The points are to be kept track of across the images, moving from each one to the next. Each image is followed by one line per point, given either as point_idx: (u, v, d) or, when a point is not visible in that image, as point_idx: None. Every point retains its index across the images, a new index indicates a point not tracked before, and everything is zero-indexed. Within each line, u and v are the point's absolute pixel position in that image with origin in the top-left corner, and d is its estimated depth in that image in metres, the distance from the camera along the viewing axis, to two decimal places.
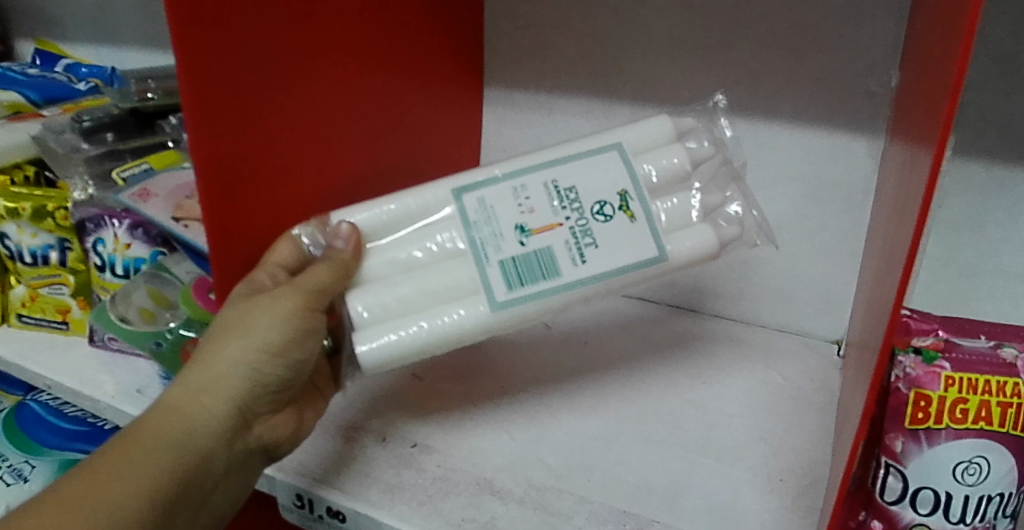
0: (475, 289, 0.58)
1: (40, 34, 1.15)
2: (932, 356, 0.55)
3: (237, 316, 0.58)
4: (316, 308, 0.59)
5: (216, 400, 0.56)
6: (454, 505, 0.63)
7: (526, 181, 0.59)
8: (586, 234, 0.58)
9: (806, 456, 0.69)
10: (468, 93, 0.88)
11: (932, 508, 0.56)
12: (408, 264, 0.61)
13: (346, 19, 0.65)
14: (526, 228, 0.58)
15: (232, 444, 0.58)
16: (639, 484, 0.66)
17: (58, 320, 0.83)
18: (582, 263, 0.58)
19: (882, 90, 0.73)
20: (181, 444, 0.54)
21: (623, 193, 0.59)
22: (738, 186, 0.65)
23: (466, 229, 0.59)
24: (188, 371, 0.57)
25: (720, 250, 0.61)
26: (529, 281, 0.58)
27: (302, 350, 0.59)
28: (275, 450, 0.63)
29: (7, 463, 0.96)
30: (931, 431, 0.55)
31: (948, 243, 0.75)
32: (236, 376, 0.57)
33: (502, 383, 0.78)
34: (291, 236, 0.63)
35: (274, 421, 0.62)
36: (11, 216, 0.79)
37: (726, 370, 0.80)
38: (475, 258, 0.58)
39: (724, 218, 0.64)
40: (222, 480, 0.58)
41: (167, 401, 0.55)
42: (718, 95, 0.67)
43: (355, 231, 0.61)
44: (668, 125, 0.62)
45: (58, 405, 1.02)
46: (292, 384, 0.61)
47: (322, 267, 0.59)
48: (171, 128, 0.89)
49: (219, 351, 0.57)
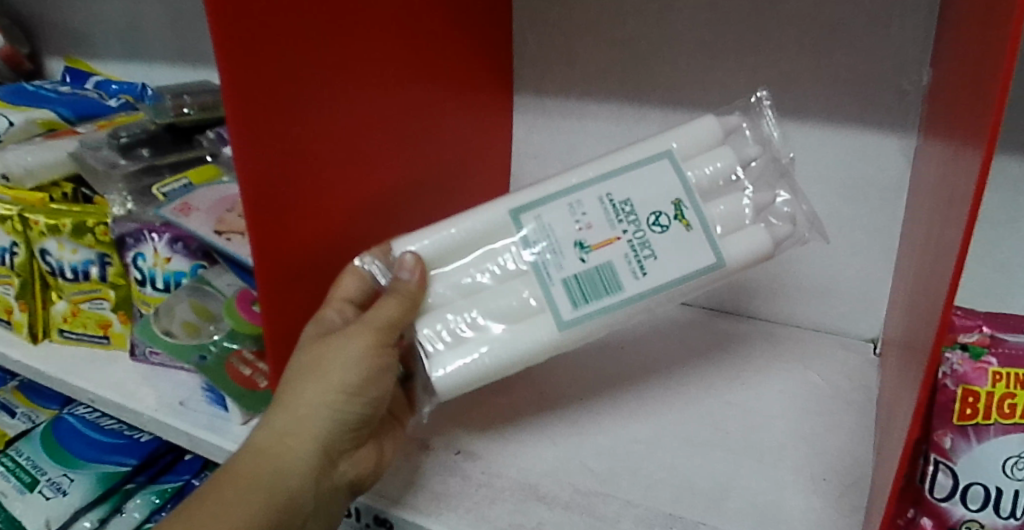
0: (541, 309, 0.60)
1: (70, 52, 1.17)
2: (978, 352, 0.56)
3: (314, 357, 0.60)
4: (387, 342, 0.60)
5: (301, 442, 0.58)
6: (500, 511, 0.64)
7: (582, 196, 0.60)
8: (645, 246, 0.59)
9: (849, 455, 0.69)
10: (498, 101, 0.89)
11: (983, 503, 0.57)
12: (475, 288, 0.62)
13: (377, 32, 0.66)
14: (586, 244, 0.60)
15: (320, 483, 0.60)
16: (684, 485, 0.66)
17: (99, 335, 0.85)
18: (643, 276, 0.59)
19: (915, 88, 0.73)
20: (270, 486, 0.57)
21: (677, 202, 0.59)
22: (787, 183, 0.65)
23: (527, 250, 0.60)
24: (274, 414, 0.59)
25: (775, 250, 0.61)
26: (594, 297, 0.59)
27: (378, 386, 0.61)
28: (361, 486, 0.64)
29: (45, 477, 0.97)
30: (979, 427, 0.55)
31: (984, 238, 0.75)
32: (318, 416, 0.59)
33: (542, 390, 0.78)
34: (355, 269, 0.64)
35: (358, 456, 0.64)
36: (52, 233, 0.81)
37: (763, 370, 0.80)
38: (538, 278, 0.60)
39: (775, 215, 0.64)
40: (313, 516, 0.61)
41: (256, 444, 0.58)
42: (761, 91, 0.68)
43: (419, 261, 0.61)
44: (715, 125, 0.62)
45: (95, 419, 1.04)
46: (371, 419, 0.63)
47: (390, 301, 0.60)
48: (208, 143, 0.89)
49: (299, 393, 0.59)
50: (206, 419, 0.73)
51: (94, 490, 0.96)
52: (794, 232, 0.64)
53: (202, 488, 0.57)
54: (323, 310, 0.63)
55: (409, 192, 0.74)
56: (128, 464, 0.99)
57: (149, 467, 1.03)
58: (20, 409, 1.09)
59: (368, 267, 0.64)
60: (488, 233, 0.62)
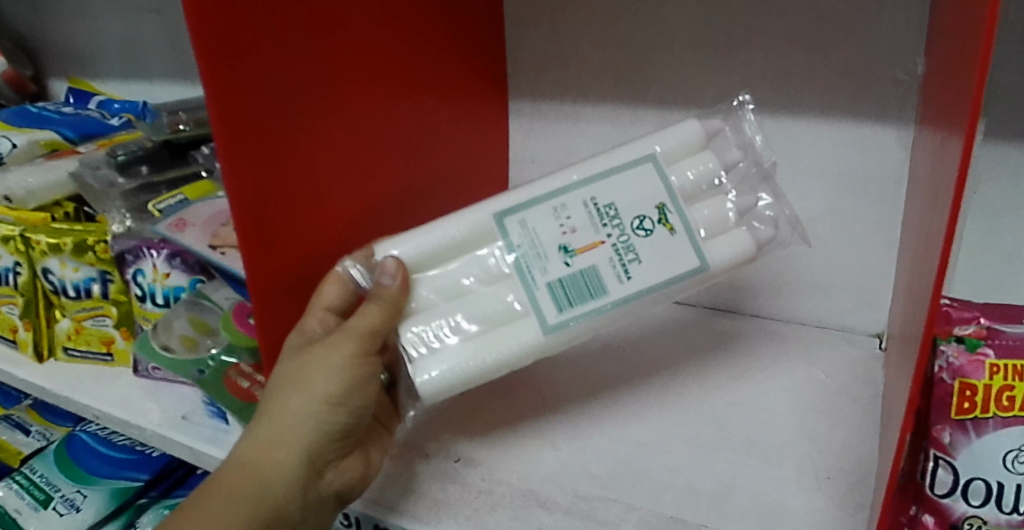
0: (526, 313, 0.60)
1: (74, 73, 1.19)
2: (975, 344, 0.55)
3: (297, 369, 0.60)
4: (370, 350, 0.61)
5: (285, 452, 0.59)
6: (500, 518, 0.64)
7: (566, 200, 0.60)
8: (629, 250, 0.59)
9: (854, 453, 0.68)
10: (493, 106, 0.89)
11: (985, 499, 0.55)
12: (458, 291, 0.62)
13: (366, 41, 0.66)
14: (570, 248, 0.59)
15: (306, 492, 0.61)
16: (685, 487, 0.66)
17: (103, 352, 0.85)
18: (627, 280, 0.59)
19: (910, 77, 0.72)
20: (256, 498, 0.58)
21: (661, 207, 0.60)
22: (770, 186, 0.65)
23: (511, 253, 0.60)
24: (258, 426, 0.60)
25: (758, 252, 0.62)
26: (579, 301, 0.59)
27: (361, 395, 0.61)
28: (349, 495, 0.64)
29: (58, 493, 0.97)
30: (978, 421, 0.55)
31: (987, 227, 0.74)
32: (303, 426, 0.60)
33: (543, 393, 0.78)
34: (336, 277, 0.64)
35: (344, 465, 0.64)
36: (54, 252, 0.83)
37: (766, 369, 0.79)
38: (522, 282, 0.60)
39: (758, 220, 0.65)
40: (299, 524, 0.62)
41: (240, 456, 0.59)
42: (741, 95, 0.68)
43: (401, 266, 0.61)
44: (697, 129, 0.63)
45: (107, 435, 1.05)
46: (356, 429, 0.63)
47: (371, 308, 0.60)
48: (203, 158, 0.90)
49: (283, 404, 0.59)
50: (207, 432, 0.74)
51: (106, 506, 0.98)
52: (776, 237, 0.64)
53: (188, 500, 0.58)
54: (304, 320, 0.64)
55: (401, 201, 0.74)
56: (140, 479, 1.01)
57: (161, 481, 1.04)
58: (35, 427, 1.10)
59: (347, 270, 0.63)
60: (473, 238, 0.62)
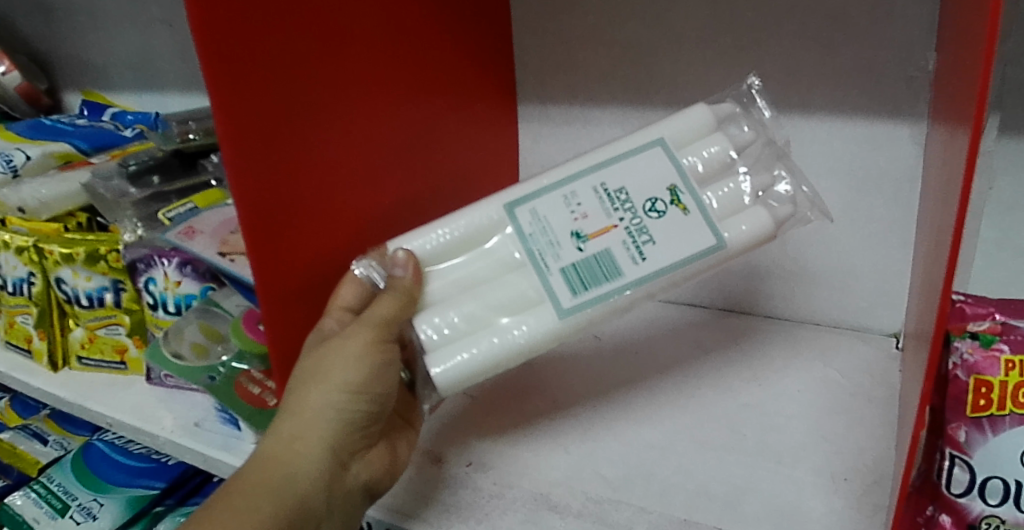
0: (542, 299, 0.60)
1: (89, 86, 1.21)
2: (989, 340, 0.54)
3: (315, 364, 0.61)
4: (387, 339, 0.61)
5: (307, 445, 0.60)
6: (511, 521, 0.64)
7: (576, 188, 0.61)
8: (642, 232, 0.59)
9: (871, 454, 0.67)
10: (502, 112, 0.90)
11: (1003, 498, 0.54)
12: (472, 282, 0.62)
13: (371, 48, 0.66)
14: (582, 233, 0.60)
15: (332, 485, 0.61)
16: (699, 490, 0.65)
17: (116, 360, 0.86)
18: (643, 261, 0.59)
19: (921, 73, 0.71)
20: (281, 492, 0.58)
21: (673, 188, 0.60)
22: (785, 163, 0.65)
23: (523, 242, 0.61)
24: (279, 422, 0.60)
25: (777, 230, 0.61)
26: (593, 284, 0.59)
27: (383, 382, 0.61)
28: (377, 488, 0.65)
29: (76, 502, 0.98)
30: (994, 418, 0.54)
31: (1003, 225, 0.73)
32: (324, 419, 0.60)
33: (555, 396, 0.77)
34: (353, 277, 0.65)
35: (370, 457, 0.65)
36: (67, 261, 0.83)
37: (781, 370, 0.78)
38: (535, 269, 0.60)
39: (776, 199, 0.63)
40: (326, 517, 0.62)
41: (264, 453, 0.59)
42: (752, 76, 0.67)
43: (412, 257, 0.61)
44: (706, 112, 0.63)
45: (123, 443, 1.07)
46: (379, 418, 0.64)
47: (387, 298, 0.60)
48: (212, 167, 0.92)
49: (303, 398, 0.60)
50: (219, 439, 0.74)
51: (123, 514, 0.98)
52: (795, 213, 0.63)
53: (213, 498, 0.58)
54: (322, 320, 0.65)
55: (408, 206, 0.74)
56: (155, 487, 1.02)
57: (177, 490, 1.05)
58: (52, 436, 1.11)
59: (365, 272, 0.64)
60: (480, 232, 0.62)
